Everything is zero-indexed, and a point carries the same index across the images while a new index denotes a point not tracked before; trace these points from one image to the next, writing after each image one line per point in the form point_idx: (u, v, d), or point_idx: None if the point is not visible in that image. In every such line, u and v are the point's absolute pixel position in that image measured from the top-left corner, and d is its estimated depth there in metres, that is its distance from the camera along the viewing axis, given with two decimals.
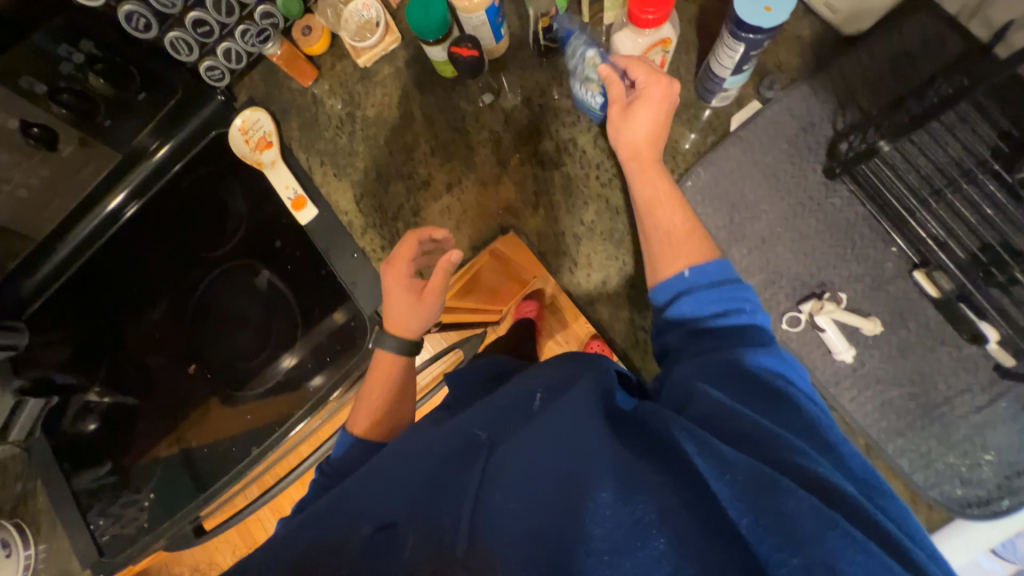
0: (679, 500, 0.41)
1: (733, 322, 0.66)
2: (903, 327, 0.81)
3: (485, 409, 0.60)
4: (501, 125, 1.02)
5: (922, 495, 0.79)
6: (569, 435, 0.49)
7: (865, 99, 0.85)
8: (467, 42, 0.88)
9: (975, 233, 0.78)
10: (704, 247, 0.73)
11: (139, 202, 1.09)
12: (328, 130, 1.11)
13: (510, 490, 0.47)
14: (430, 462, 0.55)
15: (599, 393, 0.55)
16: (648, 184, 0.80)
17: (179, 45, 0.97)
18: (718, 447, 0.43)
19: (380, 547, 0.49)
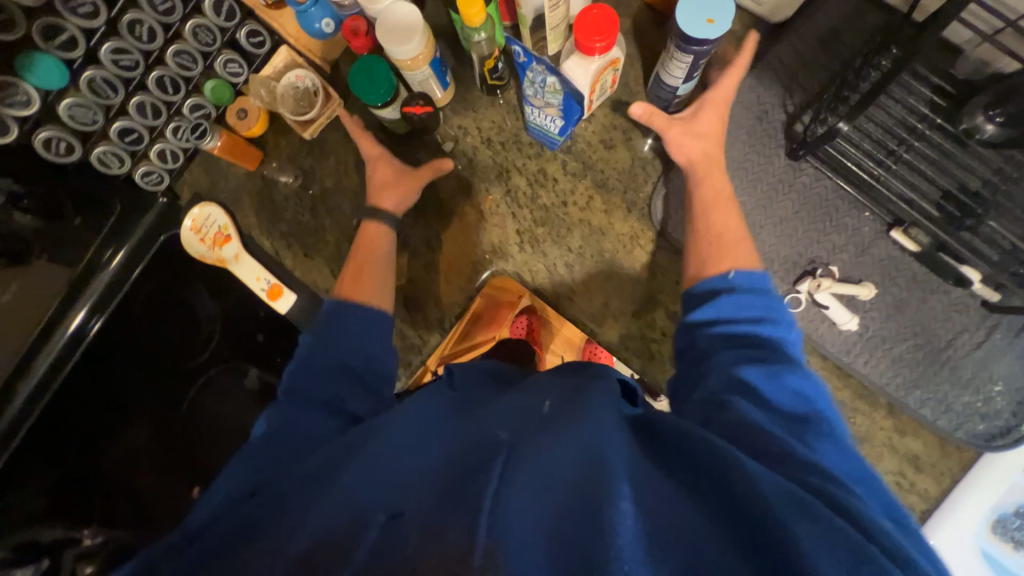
0: (707, 530, 0.39)
1: (757, 332, 0.65)
2: (893, 285, 0.85)
3: (506, 412, 0.56)
4: (466, 169, 1.00)
5: (950, 438, 0.82)
6: (587, 442, 0.46)
7: (806, 79, 0.89)
8: (418, 100, 0.87)
9: (934, 182, 0.82)
10: (755, 257, 0.74)
11: (105, 314, 0.96)
12: (288, 210, 1.06)
13: (529, 489, 0.42)
14: (442, 466, 0.50)
15: (617, 410, 0.53)
16: (711, 179, 0.82)
17: (108, 159, 0.90)
18: (755, 464, 0.45)
19: (382, 543, 0.42)
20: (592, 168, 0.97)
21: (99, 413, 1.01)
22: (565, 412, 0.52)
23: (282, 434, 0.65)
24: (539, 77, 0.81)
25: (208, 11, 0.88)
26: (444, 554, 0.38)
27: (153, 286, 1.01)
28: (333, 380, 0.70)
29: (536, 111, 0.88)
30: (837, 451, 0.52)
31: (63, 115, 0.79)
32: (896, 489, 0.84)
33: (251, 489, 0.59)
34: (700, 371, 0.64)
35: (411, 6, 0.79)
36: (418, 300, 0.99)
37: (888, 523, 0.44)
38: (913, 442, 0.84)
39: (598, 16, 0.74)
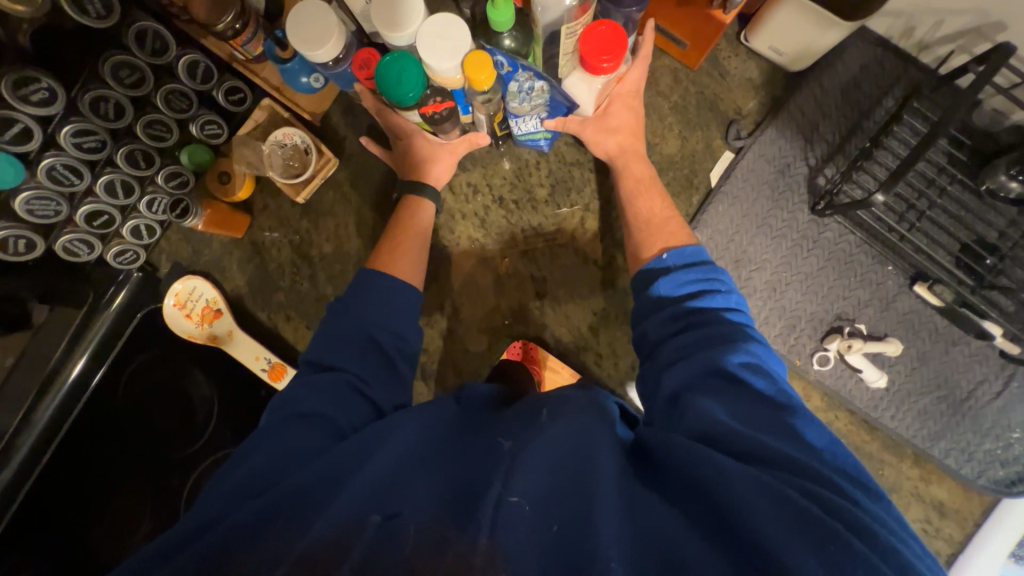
0: (674, 527, 0.38)
1: (696, 309, 0.59)
2: (917, 339, 0.86)
3: (503, 421, 0.53)
4: (479, 230, 0.94)
5: (974, 485, 0.85)
6: (581, 442, 0.44)
7: (827, 130, 0.88)
8: (435, 95, 0.71)
9: (956, 234, 0.81)
10: (683, 236, 0.71)
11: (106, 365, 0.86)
12: (284, 279, 0.99)
13: (534, 492, 0.39)
14: (448, 477, 0.45)
15: (603, 412, 0.49)
16: (632, 169, 0.80)
17: (75, 247, 0.77)
18: (718, 460, 0.41)
19: (388, 543, 0.38)
20: (612, 224, 0.93)
21: (81, 503, 0.84)
22: (557, 417, 0.48)
23: (282, 417, 0.53)
24: (526, 86, 0.70)
25: (184, 76, 0.78)
26: (450, 551, 0.37)
27: (148, 348, 0.91)
28: (356, 365, 0.59)
29: (521, 120, 0.80)
30: (808, 428, 0.45)
31: (20, 209, 0.68)
32: (923, 535, 0.86)
33: (242, 494, 0.45)
34: (653, 367, 0.57)
35: (455, 16, 0.66)
36: (436, 370, 0.94)
37: (849, 493, 0.40)
38: (939, 489, 0.86)
39: (608, 33, 0.65)
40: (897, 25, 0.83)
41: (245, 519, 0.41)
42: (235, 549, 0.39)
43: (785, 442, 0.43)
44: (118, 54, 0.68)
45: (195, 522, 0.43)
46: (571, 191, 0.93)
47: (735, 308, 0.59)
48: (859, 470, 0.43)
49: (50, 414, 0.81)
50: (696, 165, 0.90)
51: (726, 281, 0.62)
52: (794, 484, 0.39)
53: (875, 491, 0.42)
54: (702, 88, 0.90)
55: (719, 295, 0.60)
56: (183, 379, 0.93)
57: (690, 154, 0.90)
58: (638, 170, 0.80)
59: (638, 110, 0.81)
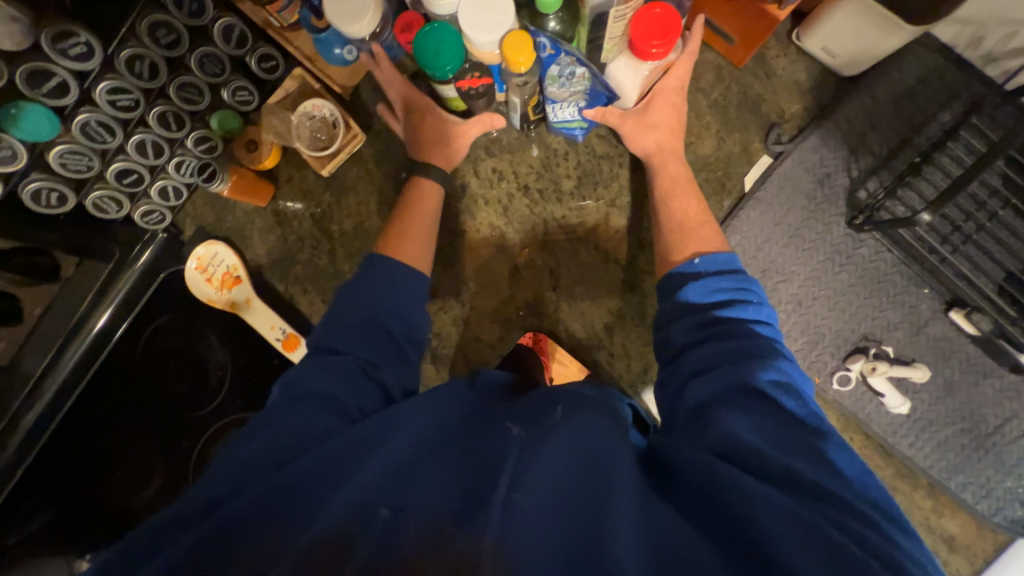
0: (692, 540, 0.38)
1: (723, 317, 0.56)
2: (946, 367, 0.82)
3: (516, 408, 0.54)
4: (500, 218, 0.93)
5: (989, 522, 0.82)
6: (590, 449, 0.43)
7: (874, 141, 0.83)
8: (474, 70, 0.70)
9: (1013, 255, 0.76)
10: (718, 241, 0.68)
11: (129, 319, 0.88)
12: (303, 252, 0.99)
13: (537, 492, 0.39)
14: (454, 466, 0.44)
15: (614, 421, 0.48)
16: (669, 168, 0.77)
17: (104, 204, 0.79)
18: (743, 482, 0.40)
19: (389, 543, 0.37)
20: (637, 222, 0.90)
21: (96, 454, 0.86)
22: (571, 415, 0.48)
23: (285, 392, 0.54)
24: (567, 71, 0.69)
25: (218, 39, 0.77)
26: (452, 552, 0.36)
27: (167, 308, 0.93)
28: (370, 346, 0.59)
29: (558, 106, 0.78)
30: (839, 454, 0.43)
31: (54, 163, 0.69)
32: None
33: (251, 463, 0.44)
34: (676, 375, 0.55)
35: None
36: (446, 355, 0.94)
37: (879, 528, 0.38)
38: (951, 523, 0.84)
39: (661, 16, 0.63)
40: (965, 34, 0.78)
41: (253, 499, 0.40)
42: (239, 524, 0.38)
43: (814, 467, 0.41)
44: (153, 14, 0.68)
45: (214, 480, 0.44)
46: (598, 185, 0.91)
47: (764, 321, 0.57)
48: (891, 504, 0.41)
49: (71, 365, 0.82)
50: (731, 167, 0.87)
51: (758, 292, 0.59)
52: (820, 510, 0.38)
53: (908, 528, 0.40)
54: (745, 88, 0.86)
55: (750, 306, 0.58)
56: (199, 342, 0.95)
57: (725, 156, 0.87)
58: (675, 170, 0.78)
59: (681, 108, 0.79)
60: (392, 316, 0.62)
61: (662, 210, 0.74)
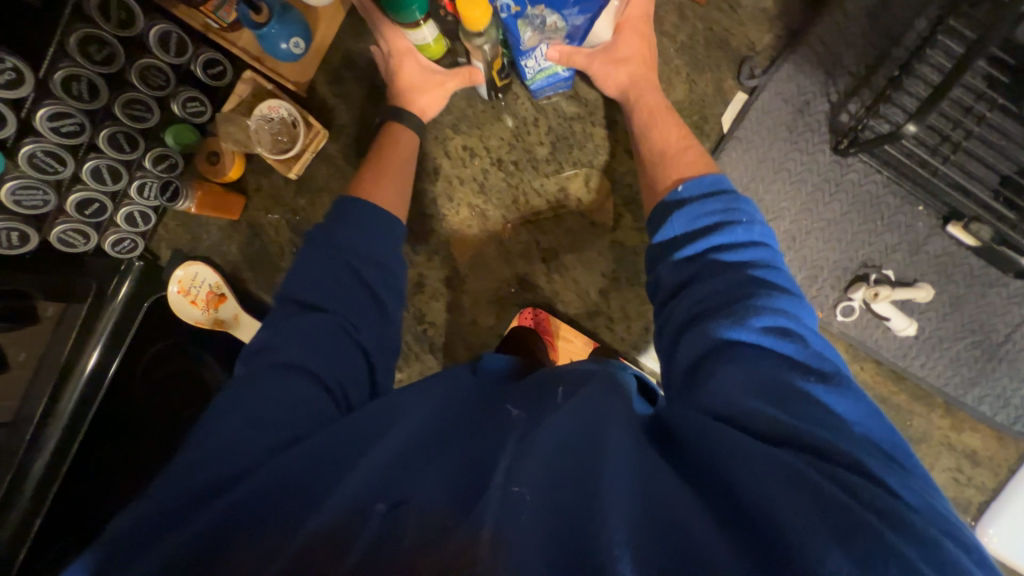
0: (687, 506, 0.35)
1: (707, 248, 0.54)
2: (950, 283, 0.81)
3: (514, 393, 0.53)
4: (479, 196, 0.90)
5: (1009, 431, 0.81)
6: (589, 413, 0.42)
7: (851, 61, 0.80)
8: None
9: (1006, 155, 0.73)
10: (704, 163, 0.64)
11: (121, 354, 0.84)
12: (285, 260, 0.97)
13: (537, 481, 0.36)
14: (453, 456, 0.43)
15: (616, 390, 0.47)
16: (645, 99, 0.74)
17: (71, 237, 0.77)
18: (739, 445, 0.37)
19: (387, 536, 0.35)
20: (617, 181, 0.88)
21: None
22: (571, 394, 0.47)
23: (263, 364, 0.52)
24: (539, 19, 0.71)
25: (156, 49, 0.74)
26: (451, 546, 0.33)
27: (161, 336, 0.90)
28: (371, 332, 0.58)
29: (537, 55, 0.76)
30: (835, 397, 0.40)
31: (8, 201, 0.66)
32: (954, 485, 0.84)
33: (250, 457, 0.43)
34: (669, 325, 0.53)
35: None
36: (444, 344, 0.92)
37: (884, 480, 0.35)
38: (972, 438, 0.83)
39: None
40: None
41: (252, 496, 0.39)
42: (233, 532, 0.37)
43: (812, 418, 0.39)
44: (83, 27, 0.65)
45: (223, 471, 0.42)
46: (574, 151, 0.88)
47: (758, 242, 0.54)
48: (897, 446, 0.39)
49: (73, 405, 0.78)
50: (706, 109, 0.84)
51: (749, 212, 0.56)
52: (817, 466, 0.36)
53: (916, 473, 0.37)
54: (711, 25, 0.83)
55: (739, 227, 0.54)
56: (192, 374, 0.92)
57: (699, 99, 0.84)
58: (653, 100, 0.74)
59: (648, 38, 0.77)
60: (382, 304, 0.60)
61: (643, 144, 0.71)
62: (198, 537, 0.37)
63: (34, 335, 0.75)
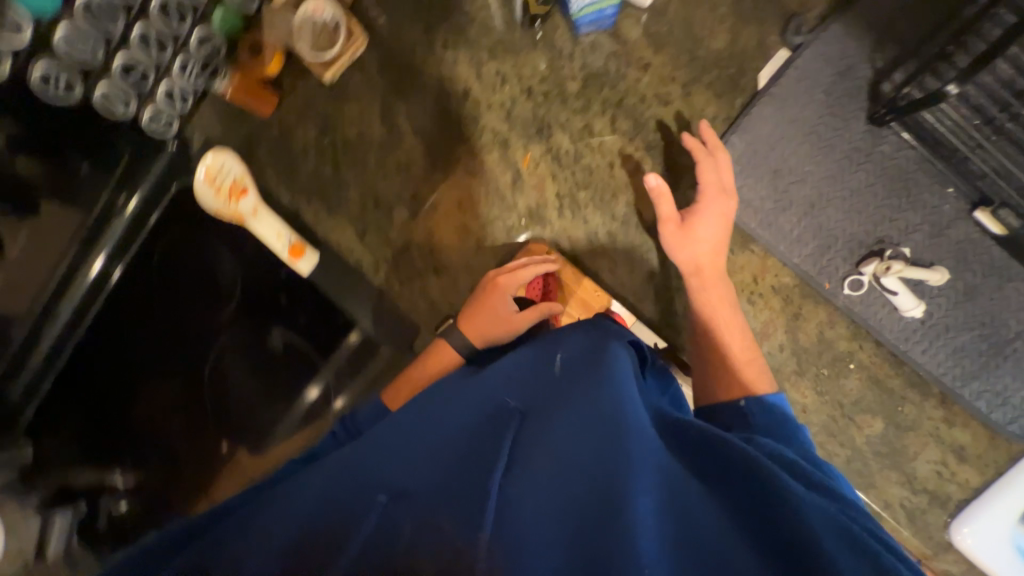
0: (707, 527, 0.36)
1: (788, 416, 0.58)
2: (968, 271, 0.78)
3: (507, 375, 0.59)
4: (504, 124, 0.90)
5: (1001, 431, 0.80)
6: (593, 413, 0.46)
7: (904, 29, 0.78)
8: None
9: None
10: (764, 380, 0.65)
11: (124, 264, 0.91)
12: (308, 161, 0.98)
13: (535, 484, 0.40)
14: (456, 444, 0.49)
15: (623, 386, 0.50)
16: (708, 292, 0.75)
17: (112, 100, 0.79)
18: (795, 493, 0.37)
19: (388, 525, 0.41)
20: (641, 125, 0.86)
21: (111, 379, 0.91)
22: (574, 390, 0.51)
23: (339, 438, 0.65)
24: None
25: None
26: (449, 547, 0.37)
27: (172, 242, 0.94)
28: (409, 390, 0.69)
29: None
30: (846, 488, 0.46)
31: (59, 46, 0.69)
32: (934, 477, 0.82)
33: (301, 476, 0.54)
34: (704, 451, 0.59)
35: None
36: (448, 266, 0.94)
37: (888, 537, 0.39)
38: (961, 434, 0.82)
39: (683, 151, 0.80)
40: None
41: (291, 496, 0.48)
42: (263, 515, 0.46)
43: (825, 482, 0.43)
44: None
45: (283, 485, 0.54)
46: (603, 92, 0.87)
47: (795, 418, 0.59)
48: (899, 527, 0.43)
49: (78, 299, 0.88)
50: (745, 63, 0.83)
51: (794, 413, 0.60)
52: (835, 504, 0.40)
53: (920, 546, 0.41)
54: None
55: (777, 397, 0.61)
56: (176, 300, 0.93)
57: (739, 51, 0.83)
58: (719, 296, 0.75)
59: (727, 216, 0.79)
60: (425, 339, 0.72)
61: (705, 342, 0.73)
62: (237, 526, 0.47)
63: (64, 217, 0.85)
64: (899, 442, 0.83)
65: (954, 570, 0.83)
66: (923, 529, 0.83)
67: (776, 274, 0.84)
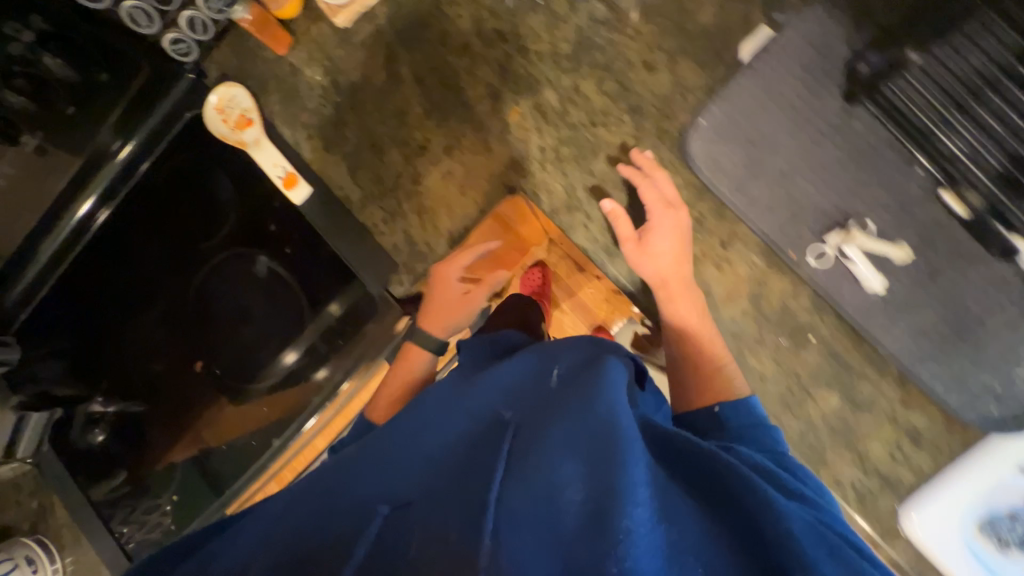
0: (695, 535, 0.37)
1: (758, 414, 0.64)
2: (931, 250, 0.79)
3: (505, 386, 0.60)
4: (497, 79, 0.95)
5: (960, 417, 0.78)
6: (583, 421, 0.45)
7: (883, 14, 0.81)
8: None
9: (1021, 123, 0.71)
10: (730, 385, 0.69)
11: (111, 207, 1.04)
12: (312, 100, 1.02)
13: (524, 492, 0.40)
14: (456, 457, 0.51)
15: (611, 389, 0.49)
16: (676, 306, 0.79)
17: (138, 16, 0.91)
18: (776, 498, 0.38)
19: (392, 545, 0.43)
20: (625, 88, 0.90)
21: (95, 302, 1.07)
22: (565, 398, 0.51)
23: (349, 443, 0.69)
24: None
25: None
26: (446, 556, 0.38)
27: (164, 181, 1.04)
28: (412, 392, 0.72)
29: None
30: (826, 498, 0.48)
31: None
32: (888, 460, 0.81)
33: (315, 488, 0.57)
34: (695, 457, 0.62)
35: None
36: (430, 208, 0.98)
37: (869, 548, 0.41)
38: (919, 418, 0.80)
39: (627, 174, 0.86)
40: None
41: (304, 511, 0.52)
42: (282, 529, 0.51)
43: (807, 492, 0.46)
44: None
45: (300, 494, 0.57)
46: (592, 56, 0.91)
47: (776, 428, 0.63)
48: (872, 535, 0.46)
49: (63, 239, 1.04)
50: (729, 37, 0.87)
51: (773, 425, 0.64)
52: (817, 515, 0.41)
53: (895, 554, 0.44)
54: None
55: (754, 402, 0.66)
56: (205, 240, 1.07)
57: (725, 26, 0.87)
58: (686, 307, 0.79)
59: (684, 230, 0.83)
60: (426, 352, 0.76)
61: (676, 350, 0.77)
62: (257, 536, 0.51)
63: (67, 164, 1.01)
64: (853, 421, 0.82)
65: (903, 560, 0.81)
66: (874, 514, 0.82)
67: (743, 241, 0.86)
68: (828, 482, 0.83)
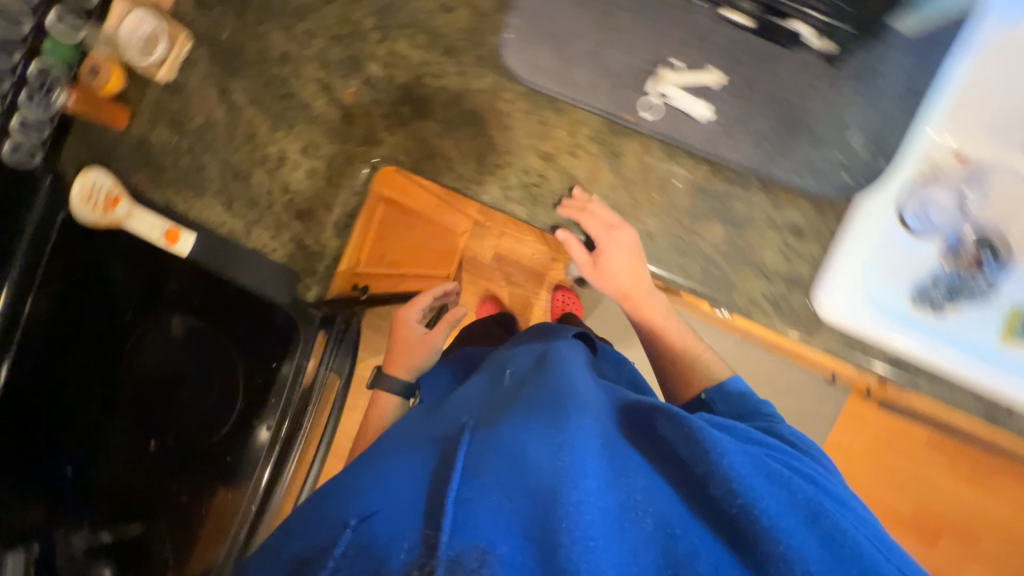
0: (652, 496, 0.61)
1: (752, 433, 0.81)
2: (739, 65, 0.85)
3: (475, 404, 0.89)
4: (322, 71, 0.99)
5: (822, 197, 0.85)
6: (544, 414, 0.71)
7: None
8: None
9: None
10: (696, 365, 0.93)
11: None
12: (166, 158, 1.05)
13: (499, 465, 0.64)
14: (445, 458, 0.72)
15: (561, 393, 0.75)
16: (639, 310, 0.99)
17: None
18: (722, 467, 0.60)
19: (362, 531, 0.66)
20: (435, 34, 0.95)
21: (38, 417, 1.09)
22: (524, 404, 0.76)
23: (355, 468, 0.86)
24: None
25: None
26: (439, 529, 0.58)
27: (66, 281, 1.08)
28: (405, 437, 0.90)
29: None
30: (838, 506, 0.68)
31: None
32: (783, 262, 0.86)
33: (340, 504, 0.74)
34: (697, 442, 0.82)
35: None
36: None
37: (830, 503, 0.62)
38: (791, 213, 0.86)
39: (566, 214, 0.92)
40: None
41: (321, 526, 0.72)
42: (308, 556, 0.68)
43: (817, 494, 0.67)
44: None
45: (318, 514, 0.75)
46: (394, 17, 0.95)
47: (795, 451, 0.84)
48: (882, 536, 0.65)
49: None
50: None
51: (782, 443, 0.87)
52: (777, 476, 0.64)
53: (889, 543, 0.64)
54: None
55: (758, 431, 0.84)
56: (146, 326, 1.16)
57: None
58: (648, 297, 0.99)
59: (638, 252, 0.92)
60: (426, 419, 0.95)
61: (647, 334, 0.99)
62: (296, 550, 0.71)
63: None
64: (741, 239, 0.87)
65: (829, 342, 0.88)
66: (792, 314, 0.87)
67: (586, 123, 0.91)
68: (743, 303, 0.88)
